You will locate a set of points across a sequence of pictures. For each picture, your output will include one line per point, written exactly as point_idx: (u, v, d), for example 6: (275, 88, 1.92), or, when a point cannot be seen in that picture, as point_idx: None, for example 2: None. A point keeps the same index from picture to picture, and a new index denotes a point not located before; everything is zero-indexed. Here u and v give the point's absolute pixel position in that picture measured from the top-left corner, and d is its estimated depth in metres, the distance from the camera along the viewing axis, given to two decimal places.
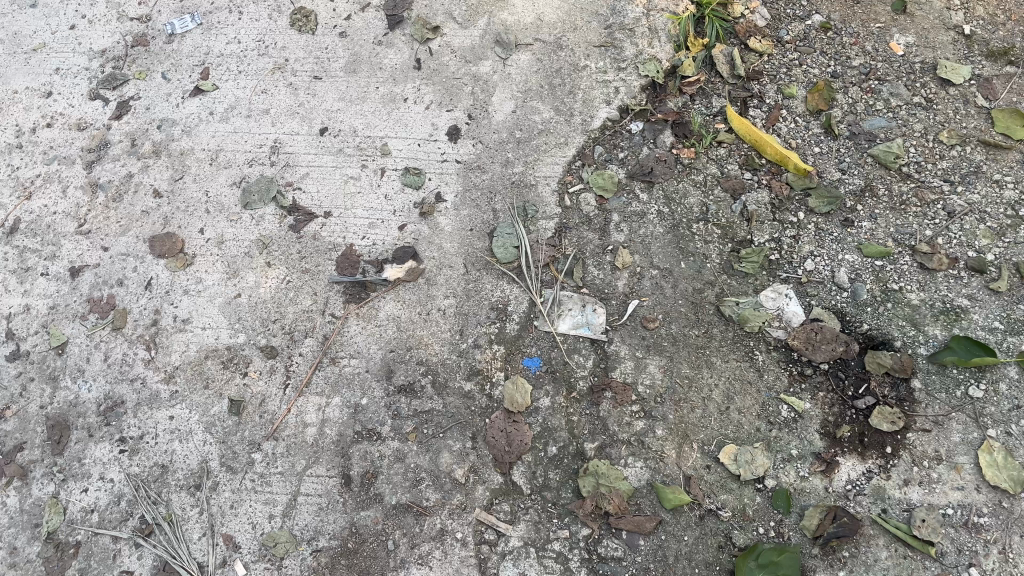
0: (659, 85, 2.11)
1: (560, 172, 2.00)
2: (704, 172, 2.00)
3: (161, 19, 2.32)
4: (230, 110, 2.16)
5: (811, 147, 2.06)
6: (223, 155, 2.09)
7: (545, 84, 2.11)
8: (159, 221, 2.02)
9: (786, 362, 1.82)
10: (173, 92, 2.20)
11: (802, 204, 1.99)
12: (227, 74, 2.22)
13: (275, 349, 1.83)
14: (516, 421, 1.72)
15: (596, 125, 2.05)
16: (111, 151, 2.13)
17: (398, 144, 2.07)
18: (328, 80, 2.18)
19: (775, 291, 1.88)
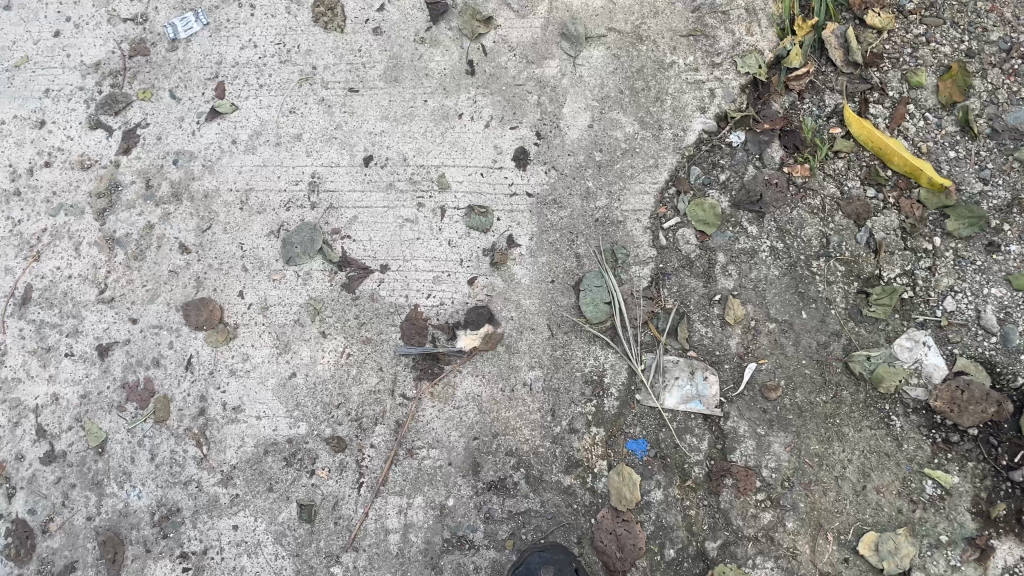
0: (762, 83, 1.77)
1: (652, 203, 1.70)
2: (822, 194, 1.70)
3: (159, 17, 1.94)
4: (255, 137, 1.85)
5: (945, 151, 1.73)
6: (254, 196, 1.80)
7: (626, 89, 1.78)
8: (191, 282, 1.76)
9: (927, 427, 1.59)
10: (186, 115, 1.88)
11: (938, 226, 1.68)
12: (245, 90, 1.88)
13: (343, 441, 1.61)
14: (626, 520, 1.53)
15: (690, 140, 1.73)
16: (125, 196, 1.83)
17: (457, 174, 1.77)
18: (366, 93, 1.84)
19: (912, 338, 1.62)
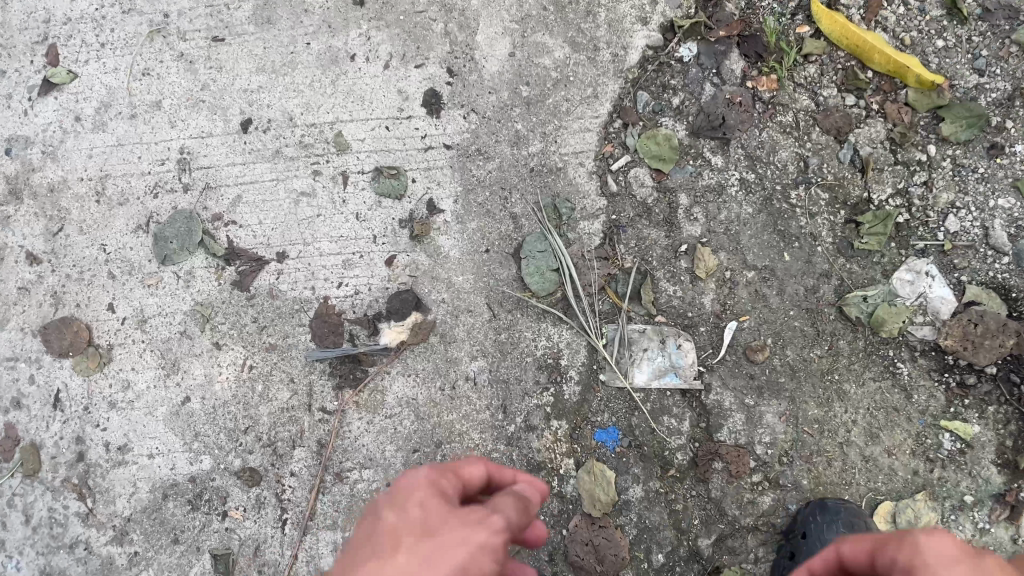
0: None
1: (596, 142, 1.42)
2: (794, 109, 1.42)
3: None
4: (104, 110, 1.49)
5: (932, 40, 1.42)
6: (111, 184, 1.46)
7: (550, 3, 1.45)
8: (46, 299, 1.43)
9: (939, 370, 1.35)
10: (14, 92, 1.51)
11: (932, 132, 1.40)
12: (82, 50, 1.51)
13: (256, 472, 1.34)
14: (603, 528, 1.30)
15: (633, 60, 1.43)
16: None
17: (356, 131, 1.45)
18: (233, 41, 1.49)
19: (913, 270, 1.37)
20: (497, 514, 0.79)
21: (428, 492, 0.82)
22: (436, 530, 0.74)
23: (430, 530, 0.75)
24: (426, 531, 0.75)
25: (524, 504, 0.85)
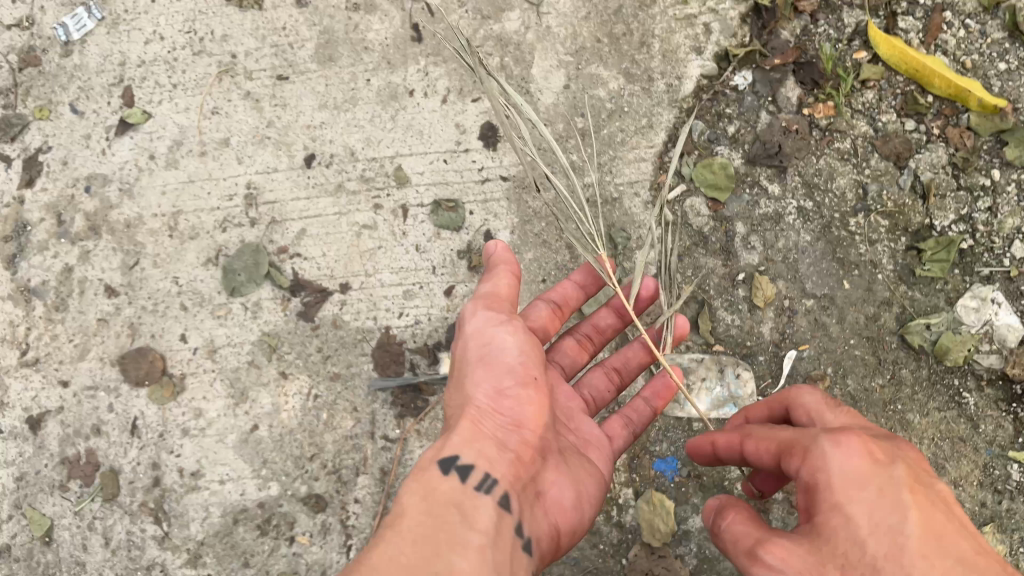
0: (765, 10, 1.47)
1: (651, 171, 1.45)
2: (852, 136, 1.43)
3: (45, 17, 1.64)
4: (176, 148, 1.57)
5: (993, 63, 1.44)
6: (184, 219, 1.53)
7: (604, 36, 1.50)
8: (124, 330, 1.50)
9: (1007, 401, 1.35)
10: (93, 132, 1.59)
11: (995, 156, 1.41)
12: (157, 92, 1.60)
13: (323, 499, 1.41)
14: (663, 557, 1.33)
15: (688, 89, 1.46)
16: (36, 236, 1.55)
17: (416, 164, 1.50)
18: (299, 80, 1.56)
19: (978, 297, 1.36)
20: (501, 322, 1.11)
21: (461, 379, 1.11)
22: (470, 385, 1.09)
23: (463, 381, 1.10)
24: (479, 369, 1.10)
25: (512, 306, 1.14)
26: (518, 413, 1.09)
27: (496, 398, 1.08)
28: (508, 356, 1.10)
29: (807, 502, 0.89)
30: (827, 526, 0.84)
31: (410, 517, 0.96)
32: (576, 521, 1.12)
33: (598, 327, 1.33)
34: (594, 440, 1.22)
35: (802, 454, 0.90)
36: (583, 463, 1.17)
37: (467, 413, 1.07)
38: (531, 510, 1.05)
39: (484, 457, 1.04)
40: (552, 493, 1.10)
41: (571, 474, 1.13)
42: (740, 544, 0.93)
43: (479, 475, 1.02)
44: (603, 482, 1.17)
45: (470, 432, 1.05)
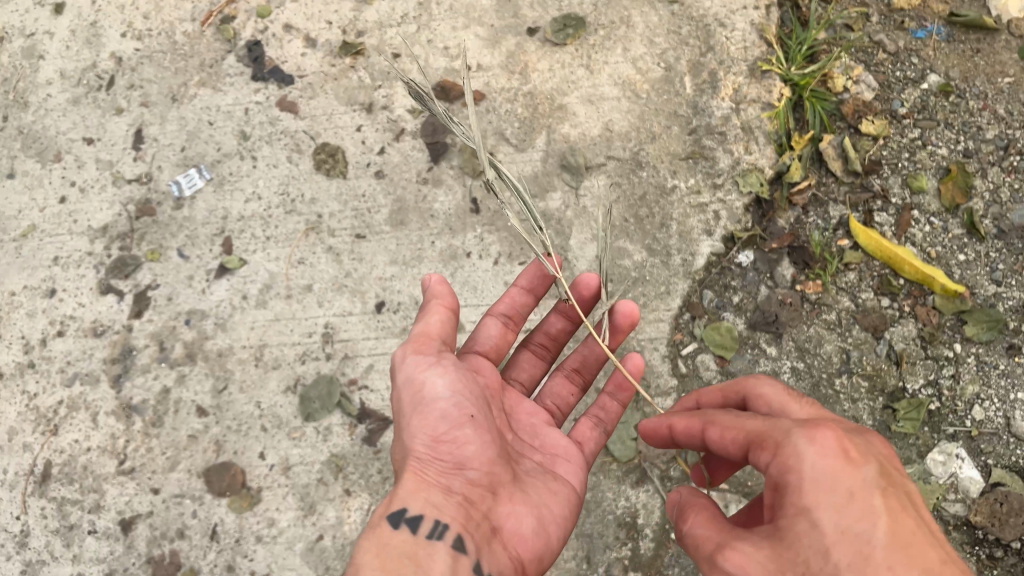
0: (766, 201, 1.81)
1: (668, 329, 1.73)
2: (837, 309, 1.73)
3: (163, 175, 1.97)
4: (266, 290, 1.86)
5: (954, 254, 1.78)
6: (269, 352, 1.81)
7: (632, 216, 1.81)
8: (210, 446, 1.75)
9: (971, 543, 1.62)
10: (196, 273, 1.89)
11: (957, 331, 1.72)
12: (252, 242, 1.90)
13: None
14: None
15: (699, 264, 1.77)
16: (140, 360, 1.83)
17: (470, 314, 1.81)
18: (374, 239, 1.88)
19: (944, 452, 1.65)
20: (433, 367, 1.31)
21: (404, 434, 1.31)
22: (413, 436, 1.29)
23: (406, 432, 1.30)
24: (418, 417, 1.30)
25: (443, 347, 1.34)
26: (457, 455, 1.28)
27: (433, 441, 1.28)
28: (441, 399, 1.29)
29: (773, 497, 1.02)
30: (791, 527, 0.98)
31: (373, 563, 1.14)
32: (540, 548, 1.30)
33: (551, 335, 1.60)
34: (557, 457, 1.43)
35: (775, 449, 1.02)
36: (540, 486, 1.36)
37: (413, 466, 1.27)
38: (487, 546, 1.22)
39: (430, 505, 1.21)
40: (511, 525, 1.28)
41: (527, 504, 1.31)
42: (702, 546, 1.07)
43: (429, 524, 1.20)
44: (563, 504, 1.36)
45: (415, 480, 1.25)
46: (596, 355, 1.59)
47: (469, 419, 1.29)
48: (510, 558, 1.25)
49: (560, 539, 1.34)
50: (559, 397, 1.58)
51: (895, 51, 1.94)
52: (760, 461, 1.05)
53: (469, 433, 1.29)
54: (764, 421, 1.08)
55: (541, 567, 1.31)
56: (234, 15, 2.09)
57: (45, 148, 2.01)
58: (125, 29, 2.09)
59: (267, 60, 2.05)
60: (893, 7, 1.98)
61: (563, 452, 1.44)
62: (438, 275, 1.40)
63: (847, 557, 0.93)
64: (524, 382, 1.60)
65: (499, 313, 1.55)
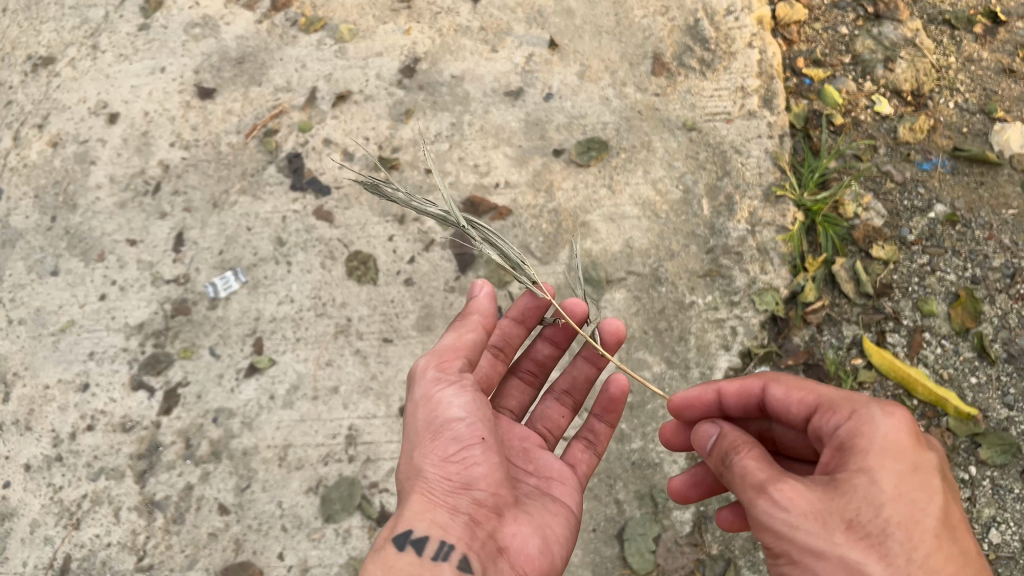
0: (781, 319, 1.89)
1: None
2: None
3: (200, 276, 2.05)
4: (293, 391, 1.92)
5: (966, 376, 1.82)
6: (293, 452, 1.86)
7: (651, 329, 1.88)
8: (230, 544, 1.79)
9: None
10: (225, 372, 1.95)
11: (971, 453, 1.75)
12: (282, 343, 1.97)
13: None
14: None
15: (717, 378, 1.82)
16: (165, 456, 1.87)
17: None
18: (401, 343, 1.95)
19: None
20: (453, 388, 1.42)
21: (416, 450, 1.42)
22: (426, 454, 1.40)
23: (418, 452, 1.41)
24: (432, 435, 1.41)
25: (469, 368, 1.46)
26: (466, 475, 1.39)
27: (444, 463, 1.39)
28: (456, 422, 1.40)
29: (834, 455, 1.20)
30: (846, 479, 1.15)
31: None
32: (544, 565, 1.43)
33: (538, 361, 1.75)
34: (552, 480, 1.57)
35: (850, 414, 1.22)
36: (541, 511, 1.49)
37: (423, 487, 1.38)
38: (489, 564, 1.34)
39: (436, 526, 1.33)
40: (516, 543, 1.40)
41: (529, 525, 1.43)
42: (747, 478, 1.20)
43: (434, 544, 1.31)
44: (562, 525, 1.49)
45: (424, 502, 1.36)
46: (586, 378, 1.72)
47: (479, 443, 1.41)
48: (515, 573, 1.38)
49: (561, 558, 1.47)
50: (549, 420, 1.72)
51: (903, 181, 2.04)
52: (829, 423, 1.24)
53: (479, 455, 1.40)
54: (842, 393, 1.27)
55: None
56: (277, 129, 2.23)
57: (89, 248, 2.11)
58: (174, 139, 2.23)
59: (306, 171, 2.17)
60: (899, 140, 2.10)
61: (559, 474, 1.58)
62: (485, 283, 1.52)
63: (896, 513, 1.10)
64: (513, 409, 1.75)
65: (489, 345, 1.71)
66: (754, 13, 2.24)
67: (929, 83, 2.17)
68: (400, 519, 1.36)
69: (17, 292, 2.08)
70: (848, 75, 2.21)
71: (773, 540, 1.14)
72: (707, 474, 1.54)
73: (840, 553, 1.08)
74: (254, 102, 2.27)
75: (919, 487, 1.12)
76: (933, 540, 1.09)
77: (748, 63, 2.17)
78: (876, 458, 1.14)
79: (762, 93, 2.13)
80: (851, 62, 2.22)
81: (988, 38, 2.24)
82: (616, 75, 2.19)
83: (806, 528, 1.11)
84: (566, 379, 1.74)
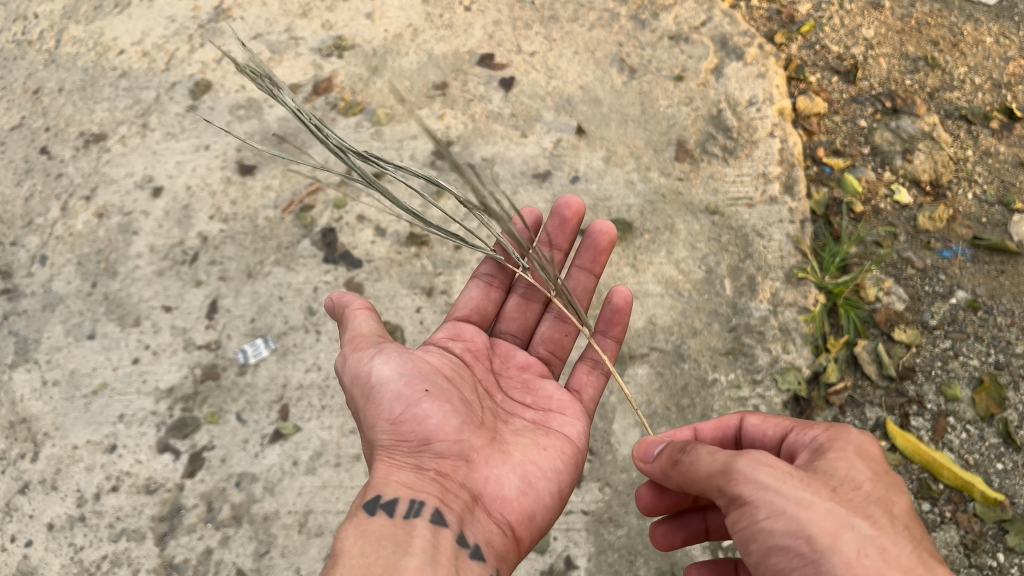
0: (804, 398, 1.89)
1: None
2: None
3: (231, 343, 2.10)
4: (316, 457, 1.94)
5: (992, 462, 1.81)
6: (313, 518, 1.86)
7: (673, 405, 1.89)
8: None
9: None
10: (251, 437, 1.97)
11: (999, 540, 1.72)
12: (308, 410, 2.01)
13: None
14: None
15: None
16: (186, 519, 1.87)
17: None
18: None
19: None
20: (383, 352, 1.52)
21: (370, 424, 1.52)
22: (380, 425, 1.49)
23: (373, 424, 1.50)
24: (373, 404, 1.50)
25: (375, 338, 1.56)
26: (419, 431, 1.48)
27: (395, 427, 1.48)
28: (390, 384, 1.49)
29: (811, 455, 1.31)
30: (829, 464, 1.25)
31: (354, 544, 1.32)
32: (526, 506, 1.50)
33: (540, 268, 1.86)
34: (550, 413, 1.66)
35: (824, 426, 1.36)
36: (527, 450, 1.56)
37: (386, 458, 1.47)
38: (464, 514, 1.43)
39: (404, 488, 1.41)
40: (491, 488, 1.49)
41: (503, 467, 1.51)
42: (716, 454, 1.26)
43: (404, 504, 1.39)
44: (549, 459, 1.56)
45: (389, 472, 1.45)
46: (585, 289, 1.86)
47: (421, 393, 1.49)
48: (494, 520, 1.46)
49: (552, 491, 1.53)
50: (550, 343, 1.84)
51: (923, 267, 2.08)
52: (805, 436, 1.37)
53: (425, 403, 1.48)
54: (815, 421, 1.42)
55: (539, 517, 1.51)
56: (313, 205, 2.32)
57: (126, 313, 2.17)
58: (213, 212, 2.31)
59: (339, 245, 2.25)
60: (919, 229, 2.14)
61: (557, 407, 1.68)
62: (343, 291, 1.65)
63: (875, 490, 1.21)
64: (515, 332, 1.84)
65: (481, 275, 1.84)
66: (775, 105, 2.33)
67: (947, 174, 2.22)
68: (371, 486, 1.43)
69: (53, 353, 2.12)
70: (867, 164, 2.27)
71: (753, 492, 1.18)
72: (695, 517, 1.60)
73: (828, 507, 1.16)
74: (292, 178, 2.37)
75: (891, 482, 1.25)
76: (908, 524, 1.19)
77: (769, 151, 2.25)
78: (854, 451, 1.28)
79: (783, 179, 2.19)
80: (870, 153, 2.29)
81: (1004, 132, 2.30)
82: (641, 161, 2.27)
83: (793, 483, 1.18)
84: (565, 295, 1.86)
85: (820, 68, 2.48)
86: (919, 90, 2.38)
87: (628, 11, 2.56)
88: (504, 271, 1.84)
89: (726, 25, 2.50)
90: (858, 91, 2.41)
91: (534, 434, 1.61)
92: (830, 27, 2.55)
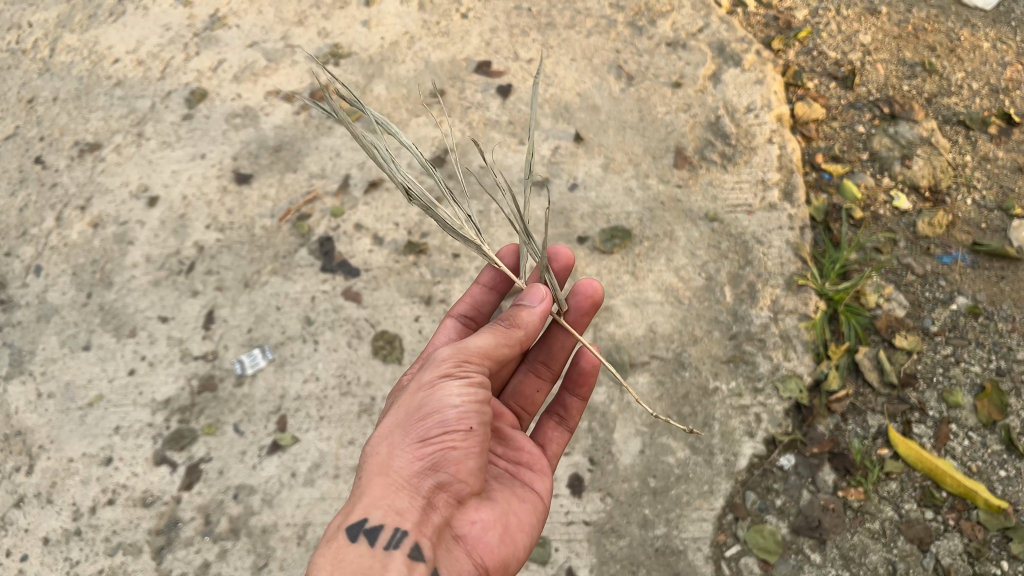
0: (805, 406, 1.89)
1: (711, 529, 1.76)
2: (881, 518, 1.75)
3: (228, 353, 2.09)
4: (315, 469, 1.92)
5: (995, 470, 1.80)
6: (312, 530, 1.85)
7: (674, 414, 1.89)
8: None
9: None
10: (248, 449, 1.95)
11: (1003, 548, 1.71)
12: (306, 421, 1.99)
13: None
14: None
15: (742, 464, 1.82)
16: (183, 532, 1.86)
17: None
18: None
19: None
20: (450, 379, 1.38)
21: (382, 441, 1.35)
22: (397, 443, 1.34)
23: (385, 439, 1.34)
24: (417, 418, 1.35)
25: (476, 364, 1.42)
26: (440, 459, 1.34)
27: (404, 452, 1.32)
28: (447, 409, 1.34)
29: None
30: None
31: None
32: (503, 554, 1.45)
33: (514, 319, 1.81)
34: (523, 465, 1.63)
35: None
36: (506, 502, 1.51)
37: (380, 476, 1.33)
38: (442, 553, 1.34)
39: (392, 515, 1.29)
40: (474, 531, 1.41)
41: (486, 513, 1.45)
42: None
43: (388, 533, 1.28)
44: (526, 512, 1.53)
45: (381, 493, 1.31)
46: (563, 345, 1.77)
47: (466, 433, 1.35)
48: (472, 561, 1.39)
49: (524, 543, 1.50)
50: (521, 398, 1.78)
51: (923, 273, 2.07)
52: None
53: (460, 443, 1.34)
54: None
55: (508, 565, 1.47)
56: (310, 213, 2.30)
57: (122, 324, 2.15)
58: (209, 221, 2.30)
59: (336, 253, 2.23)
60: (919, 234, 2.14)
61: (528, 460, 1.64)
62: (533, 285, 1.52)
63: None
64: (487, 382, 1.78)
65: (459, 314, 1.81)
66: (773, 111, 2.33)
67: (946, 179, 2.22)
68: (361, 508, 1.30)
69: (48, 365, 2.10)
70: (866, 170, 2.27)
71: None
72: None
73: None
74: (289, 187, 2.35)
75: None
76: None
77: (768, 157, 2.24)
78: None
79: (782, 186, 2.19)
80: (869, 158, 2.29)
81: (1002, 137, 2.30)
82: (640, 168, 2.26)
83: None
84: (543, 348, 1.78)
85: (817, 73, 2.48)
86: (917, 95, 2.38)
87: (625, 17, 2.55)
88: (482, 314, 1.83)
89: (724, 32, 2.50)
90: (856, 97, 2.41)
91: (510, 485, 1.56)
92: (827, 33, 2.55)
